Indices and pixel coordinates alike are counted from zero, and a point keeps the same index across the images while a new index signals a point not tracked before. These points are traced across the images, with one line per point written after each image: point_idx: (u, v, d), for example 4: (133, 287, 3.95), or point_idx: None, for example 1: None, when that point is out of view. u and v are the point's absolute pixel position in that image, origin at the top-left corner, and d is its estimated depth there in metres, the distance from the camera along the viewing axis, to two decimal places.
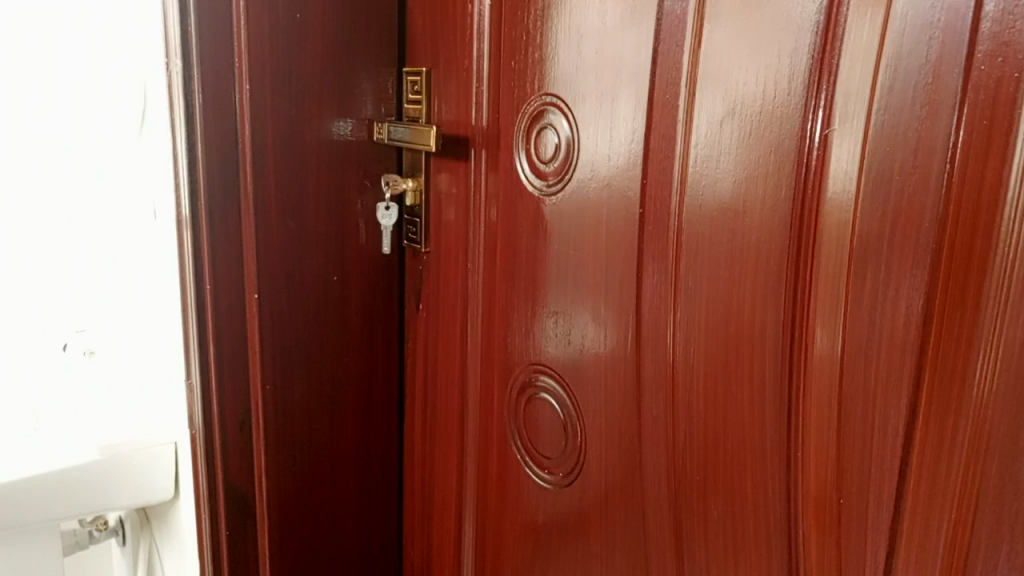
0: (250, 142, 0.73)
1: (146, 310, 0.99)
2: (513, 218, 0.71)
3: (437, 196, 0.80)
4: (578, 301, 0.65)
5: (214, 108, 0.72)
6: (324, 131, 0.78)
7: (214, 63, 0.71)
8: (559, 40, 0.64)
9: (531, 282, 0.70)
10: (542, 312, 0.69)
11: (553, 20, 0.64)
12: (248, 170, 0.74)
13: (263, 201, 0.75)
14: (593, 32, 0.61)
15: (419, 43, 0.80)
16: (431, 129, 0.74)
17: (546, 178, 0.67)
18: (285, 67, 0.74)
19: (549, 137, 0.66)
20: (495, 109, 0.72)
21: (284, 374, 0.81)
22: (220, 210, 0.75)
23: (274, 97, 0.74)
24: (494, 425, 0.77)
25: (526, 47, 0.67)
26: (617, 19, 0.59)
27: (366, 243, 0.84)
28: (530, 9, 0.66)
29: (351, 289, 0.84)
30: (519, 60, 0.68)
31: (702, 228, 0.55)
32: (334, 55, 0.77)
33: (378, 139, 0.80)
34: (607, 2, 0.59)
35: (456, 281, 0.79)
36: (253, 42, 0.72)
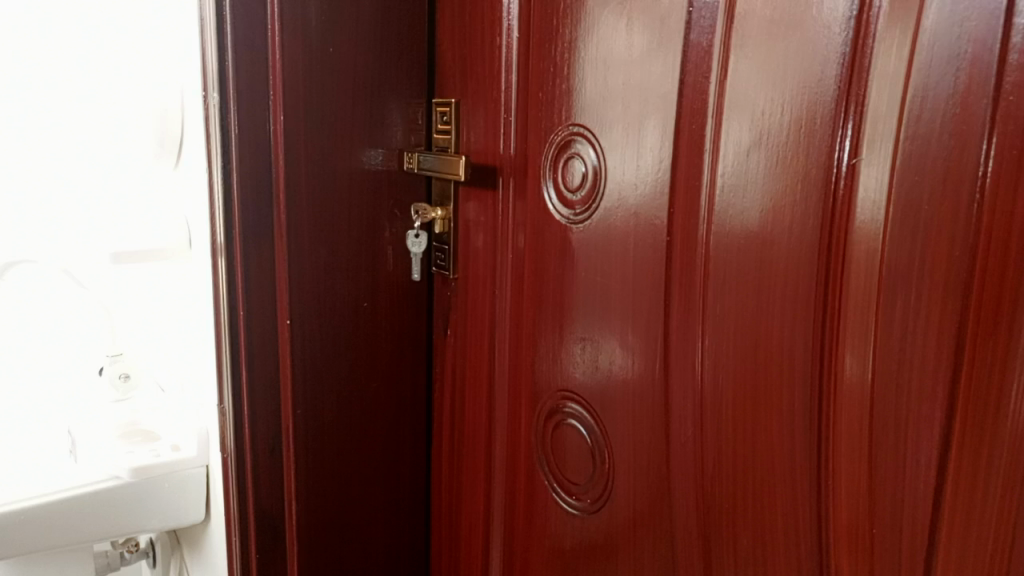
0: (284, 171, 0.75)
1: (181, 337, 1.00)
2: (540, 244, 0.72)
3: (465, 224, 0.82)
4: (605, 329, 0.66)
5: (250, 138, 0.74)
6: (355, 161, 0.79)
7: (251, 96, 0.74)
8: (586, 71, 0.65)
9: (559, 310, 0.71)
10: (569, 339, 0.70)
11: (579, 52, 0.65)
12: (282, 199, 0.76)
13: (295, 229, 0.77)
14: (620, 63, 0.62)
15: (449, 74, 0.81)
16: (460, 159, 0.75)
17: (574, 207, 0.68)
18: (320, 98, 0.76)
19: (576, 166, 0.67)
20: (522, 138, 0.73)
21: (315, 399, 0.82)
22: (255, 236, 0.77)
23: (308, 127, 0.76)
24: (521, 449, 0.77)
25: (552, 79, 0.69)
26: (644, 50, 0.60)
27: (395, 270, 0.85)
28: (558, 41, 0.68)
29: (380, 314, 0.85)
30: (544, 91, 0.70)
31: (730, 255, 0.55)
32: (366, 86, 0.79)
33: (408, 169, 0.82)
34: (633, 34, 0.60)
35: (483, 307, 0.80)
36: (289, 75, 0.74)
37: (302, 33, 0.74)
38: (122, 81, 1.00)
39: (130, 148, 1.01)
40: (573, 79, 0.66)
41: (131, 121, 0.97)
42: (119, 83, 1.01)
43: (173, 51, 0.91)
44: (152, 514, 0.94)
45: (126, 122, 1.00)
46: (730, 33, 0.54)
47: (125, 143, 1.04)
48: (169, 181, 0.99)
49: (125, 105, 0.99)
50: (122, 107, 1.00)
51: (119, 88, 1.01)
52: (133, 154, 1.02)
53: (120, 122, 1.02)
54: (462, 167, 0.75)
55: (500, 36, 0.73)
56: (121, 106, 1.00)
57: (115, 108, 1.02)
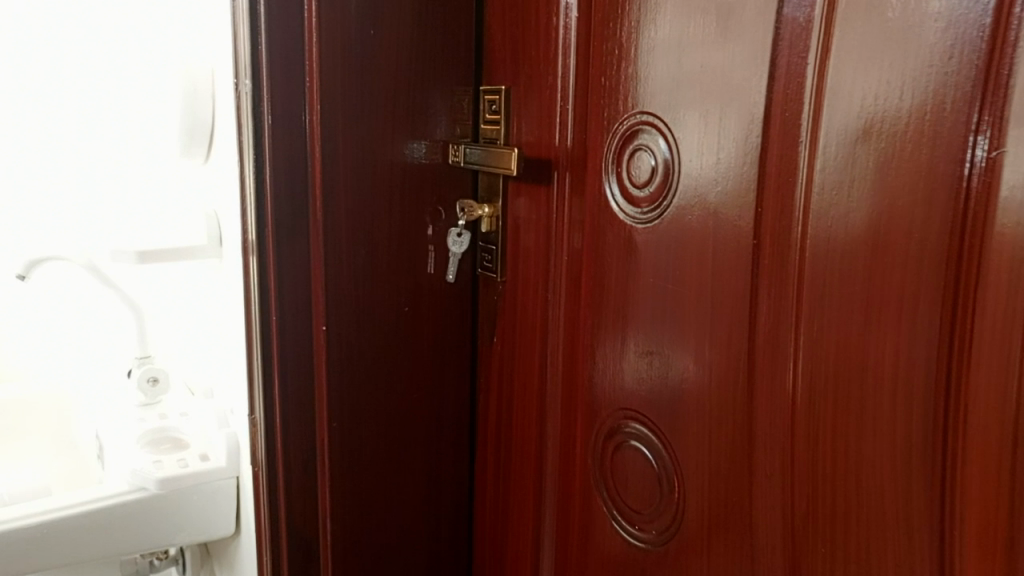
0: (322, 165, 0.70)
1: (209, 341, 0.95)
2: (597, 246, 0.65)
3: (515, 223, 0.75)
4: (673, 340, 0.59)
5: (284, 129, 0.69)
6: (398, 154, 0.73)
7: (285, 83, 0.69)
8: (656, 51, 0.58)
9: (620, 319, 0.64)
10: (633, 351, 0.63)
11: (647, 32, 0.58)
12: (319, 194, 0.70)
13: (332, 228, 0.71)
14: (696, 42, 0.55)
15: (498, 59, 0.74)
16: (512, 151, 0.69)
17: (640, 205, 0.61)
18: (360, 86, 0.70)
19: (644, 159, 0.60)
20: (581, 129, 0.66)
21: (352, 411, 0.76)
22: (289, 233, 0.72)
23: (346, 117, 0.70)
24: (576, 470, 0.71)
25: (616, 64, 0.62)
26: (725, 26, 0.53)
27: (437, 273, 0.78)
28: (624, 19, 0.61)
29: (422, 319, 0.79)
30: (606, 75, 0.63)
31: (832, 263, 0.47)
32: (409, 74, 0.72)
33: (453, 163, 0.76)
34: (713, 9, 0.53)
35: (535, 313, 0.73)
36: (326, 60, 0.68)
37: (340, 14, 0.68)
38: (149, 66, 0.95)
39: (158, 140, 0.96)
40: (640, 61, 0.59)
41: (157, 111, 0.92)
42: (147, 69, 0.96)
43: (202, 34, 0.85)
44: (180, 528, 0.89)
45: (154, 111, 0.95)
46: (834, 5, 0.46)
47: (152, 133, 0.98)
48: (195, 174, 0.94)
49: (152, 95, 0.94)
50: (151, 95, 0.95)
51: (148, 74, 0.96)
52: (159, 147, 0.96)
53: (148, 111, 0.97)
54: (514, 160, 0.69)
55: (557, 16, 0.66)
56: (150, 94, 0.95)
57: (146, 97, 0.98)
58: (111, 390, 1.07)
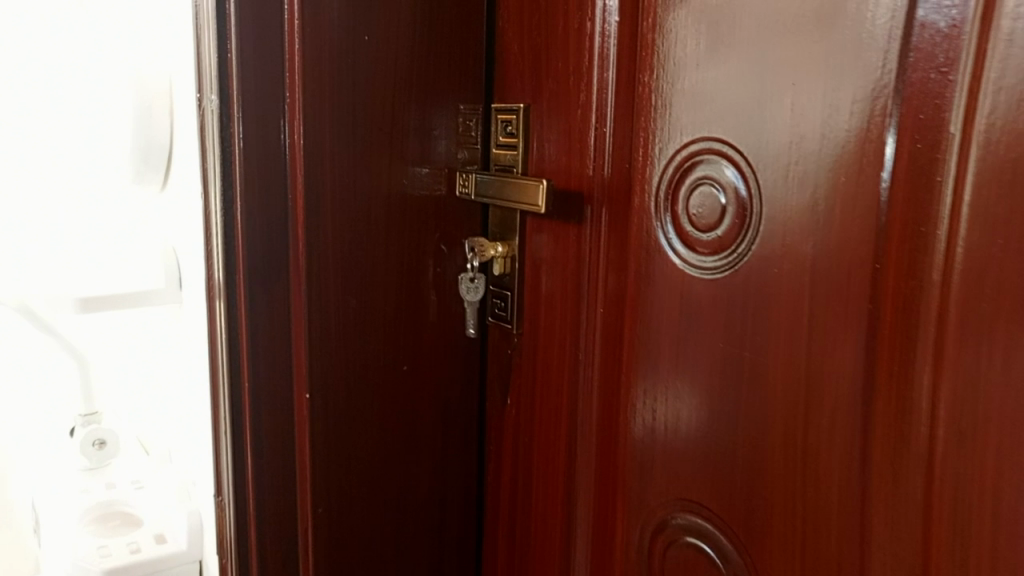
0: (304, 198, 0.58)
1: (167, 397, 0.81)
2: (640, 299, 0.54)
3: (533, 267, 0.63)
4: (752, 433, 0.48)
5: (259, 156, 0.58)
6: (397, 184, 0.62)
7: (260, 98, 0.57)
8: (721, 66, 0.47)
9: (676, 403, 0.52)
10: (695, 442, 0.52)
11: (709, 42, 0.48)
12: (301, 233, 0.59)
13: (316, 273, 0.59)
14: (776, 53, 0.44)
15: (513, 72, 0.63)
16: (542, 184, 0.56)
17: (702, 251, 0.49)
18: (349, 105, 0.59)
19: (709, 195, 0.49)
20: (622, 157, 0.55)
21: (339, 491, 0.64)
22: (266, 279, 0.60)
23: (333, 142, 0.58)
24: (617, 564, 0.59)
25: (669, 81, 0.51)
26: (817, 32, 0.42)
27: (440, 323, 0.66)
28: (678, 26, 0.50)
29: (422, 379, 0.66)
30: (654, 95, 0.52)
31: (987, 339, 0.36)
32: (409, 89, 0.61)
33: (462, 194, 0.64)
34: (798, 11, 0.43)
35: (560, 374, 0.62)
36: (309, 75, 0.57)
37: (328, 17, 0.57)
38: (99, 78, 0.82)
39: (109, 166, 0.83)
40: (700, 78, 0.49)
41: (108, 131, 0.79)
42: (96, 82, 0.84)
43: (157, 40, 0.72)
44: None
45: (103, 131, 0.82)
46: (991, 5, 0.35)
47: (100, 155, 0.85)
48: (150, 203, 0.81)
49: (103, 112, 0.81)
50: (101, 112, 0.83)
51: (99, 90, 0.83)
52: (108, 171, 0.83)
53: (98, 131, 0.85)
54: (546, 194, 0.56)
55: (591, 22, 0.55)
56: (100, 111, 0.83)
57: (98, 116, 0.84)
58: (53, 451, 0.93)
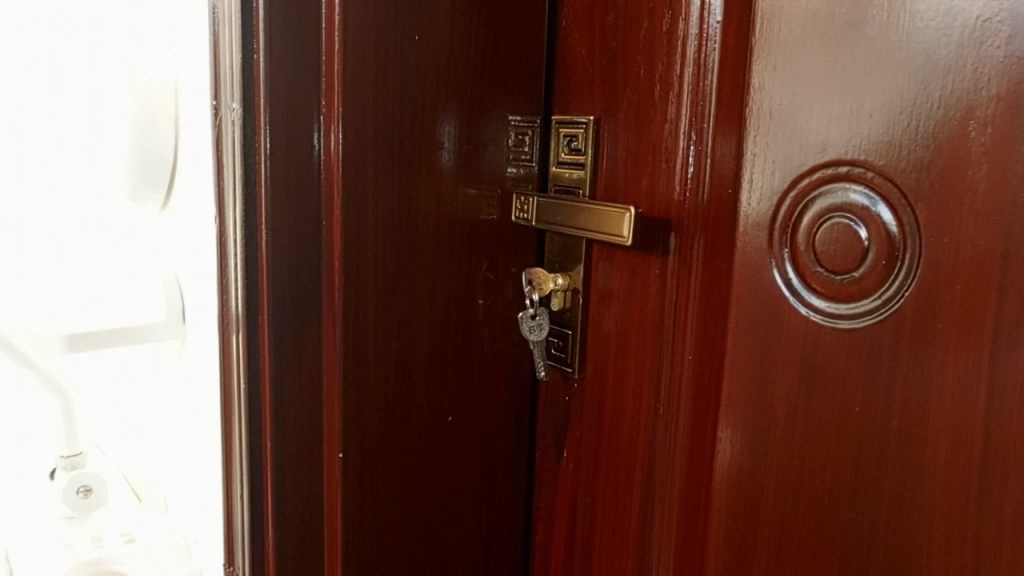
0: (342, 226, 0.49)
1: (167, 442, 0.72)
2: (743, 349, 0.46)
3: (599, 305, 0.55)
4: (897, 517, 0.40)
5: (289, 176, 0.49)
6: (445, 207, 0.53)
7: (290, 108, 0.49)
8: (860, 78, 0.40)
9: (791, 479, 0.44)
10: (815, 529, 0.43)
11: (841, 50, 0.41)
12: (336, 267, 0.50)
13: (353, 313, 0.50)
14: (938, 64, 0.37)
15: (578, 79, 0.54)
16: (625, 211, 0.48)
17: (831, 296, 0.41)
18: (396, 117, 0.50)
19: (840, 230, 0.41)
20: (723, 182, 0.47)
21: (373, 564, 0.55)
22: (295, 317, 0.51)
23: (375, 160, 0.50)
24: None
25: (786, 93, 0.43)
26: (996, 41, 0.35)
27: (489, 366, 0.58)
28: (796, 29, 0.42)
29: (469, 430, 0.58)
30: (765, 111, 0.44)
31: None
32: (461, 99, 0.53)
33: (519, 220, 0.56)
34: (971, 15, 0.36)
35: (632, 429, 0.53)
36: (350, 81, 0.48)
37: (374, 11, 0.48)
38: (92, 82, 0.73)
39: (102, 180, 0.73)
40: (831, 90, 0.41)
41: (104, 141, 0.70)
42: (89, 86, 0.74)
43: (159, 36, 0.62)
44: None
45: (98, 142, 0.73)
46: None
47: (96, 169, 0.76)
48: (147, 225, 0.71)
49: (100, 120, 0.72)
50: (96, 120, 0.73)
51: None
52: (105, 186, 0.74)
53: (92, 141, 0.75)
54: (633, 225, 0.48)
55: (683, 22, 0.47)
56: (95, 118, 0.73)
57: None
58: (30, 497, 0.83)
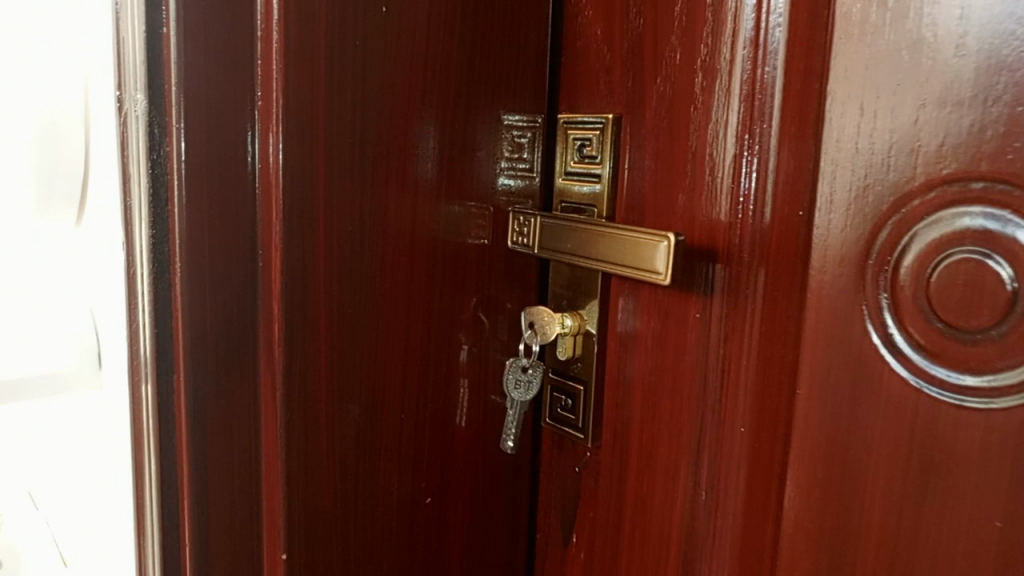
0: (285, 257, 0.37)
1: (76, 513, 0.59)
2: (824, 424, 0.35)
3: (619, 355, 0.43)
4: None
5: (211, 189, 0.36)
6: (424, 231, 0.42)
7: (214, 103, 0.36)
8: (1004, 58, 0.29)
9: None
10: None
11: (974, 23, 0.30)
12: (276, 312, 0.38)
13: (300, 372, 0.38)
14: None
15: (592, 70, 0.43)
16: (665, 239, 0.36)
17: (960, 358, 0.31)
18: (358, 114, 0.38)
19: (974, 270, 0.31)
20: (789, 201, 0.35)
21: None
22: (220, 381, 0.38)
23: (329, 170, 0.38)
24: None
25: (886, 84, 0.32)
26: None
27: (477, 427, 0.46)
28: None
29: (453, 510, 0.46)
30: (853, 105, 0.33)
31: None
32: (444, 91, 0.41)
33: (516, 246, 0.45)
34: None
35: (665, 516, 0.42)
36: (295, 65, 0.36)
37: None
38: None
39: None
40: (957, 79, 0.30)
41: None
42: None
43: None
44: None
45: None
46: None
47: None
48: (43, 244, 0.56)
49: None
50: None
51: None
52: None
53: None
54: (672, 260, 0.36)
55: None
56: None
57: None
58: None
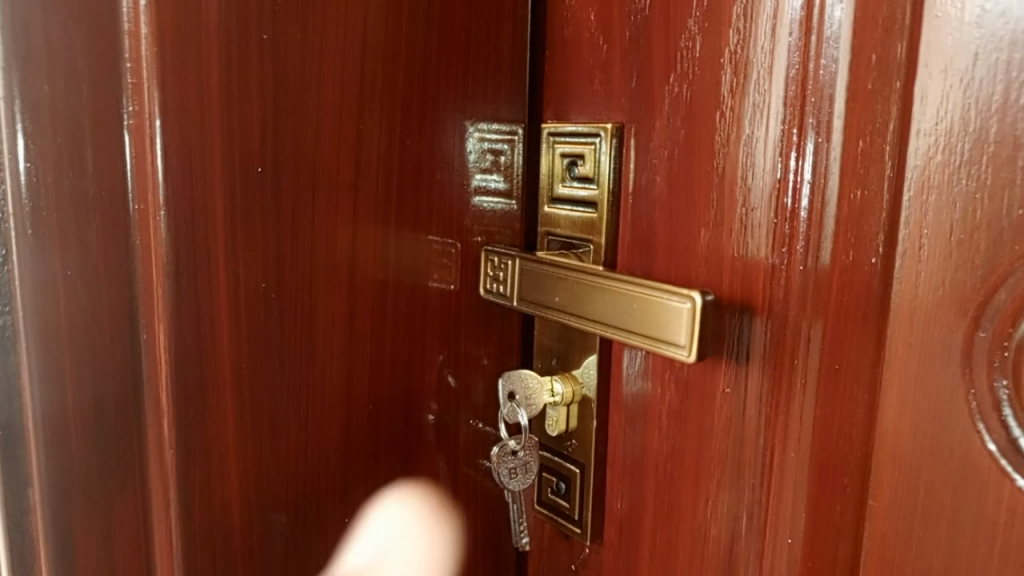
0: (172, 330, 0.28)
1: None
2: (903, 548, 0.26)
3: (625, 433, 0.34)
4: None
5: (65, 239, 0.27)
6: (371, 280, 0.32)
7: (69, 129, 0.26)
8: None
9: None
10: None
11: None
12: (163, 402, 0.28)
13: (200, 478, 0.29)
14: None
15: (584, 67, 0.33)
16: (690, 299, 0.28)
17: None
18: (270, 134, 0.29)
19: None
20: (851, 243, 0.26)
21: None
22: (92, 493, 0.28)
23: (230, 210, 0.28)
24: None
25: (1004, 79, 0.23)
26: None
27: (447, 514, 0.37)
28: None
29: None
30: (952, 108, 0.24)
31: None
32: (389, 100, 0.32)
33: (490, 293, 0.36)
34: None
35: None
36: (174, 72, 0.26)
37: None
38: None
39: None
40: None
41: None
42: None
43: None
44: None
45: None
46: None
47: None
48: None
49: None
50: None
51: None
52: None
53: None
54: (696, 329, 0.28)
55: None
56: None
57: None
58: None
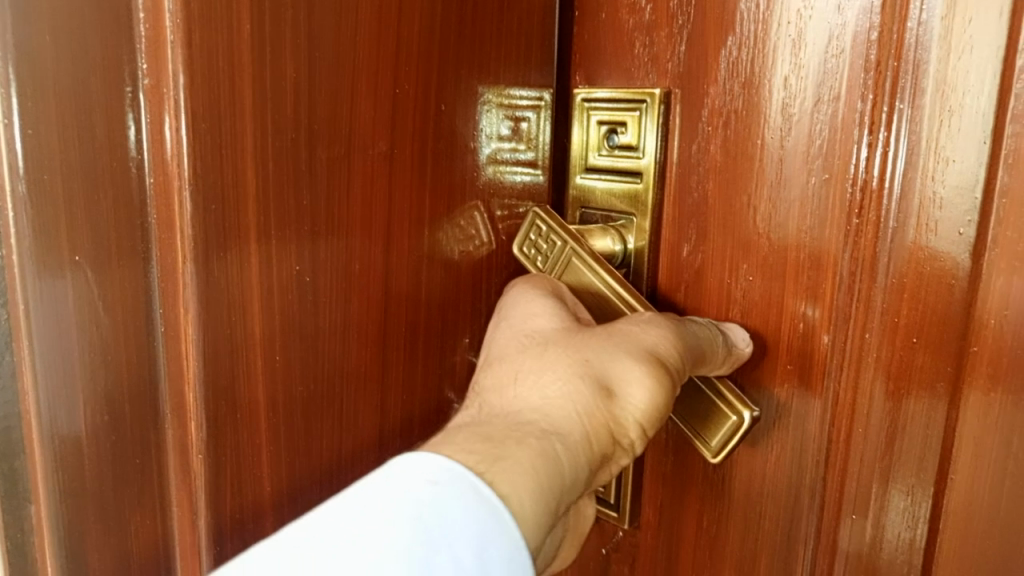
0: (198, 324, 0.24)
1: None
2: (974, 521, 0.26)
3: None
4: None
5: (71, 221, 0.23)
6: (405, 258, 0.30)
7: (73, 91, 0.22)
8: None
9: None
10: None
11: None
12: (190, 399, 0.25)
13: (230, 481, 0.26)
14: None
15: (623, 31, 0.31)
16: (739, 414, 0.28)
17: None
18: (301, 99, 0.25)
19: None
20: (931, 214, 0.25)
21: None
22: (108, 504, 0.25)
23: (262, 185, 0.25)
24: None
25: None
26: None
27: None
28: None
29: None
30: None
31: None
32: (421, 62, 0.29)
33: (526, 255, 0.33)
34: None
35: None
36: (201, 28, 0.23)
37: None
38: None
39: None
40: None
41: None
42: None
43: None
44: None
45: None
46: None
47: None
48: None
49: None
50: None
51: None
52: None
53: None
54: (731, 443, 0.28)
55: None
56: None
57: None
58: None
